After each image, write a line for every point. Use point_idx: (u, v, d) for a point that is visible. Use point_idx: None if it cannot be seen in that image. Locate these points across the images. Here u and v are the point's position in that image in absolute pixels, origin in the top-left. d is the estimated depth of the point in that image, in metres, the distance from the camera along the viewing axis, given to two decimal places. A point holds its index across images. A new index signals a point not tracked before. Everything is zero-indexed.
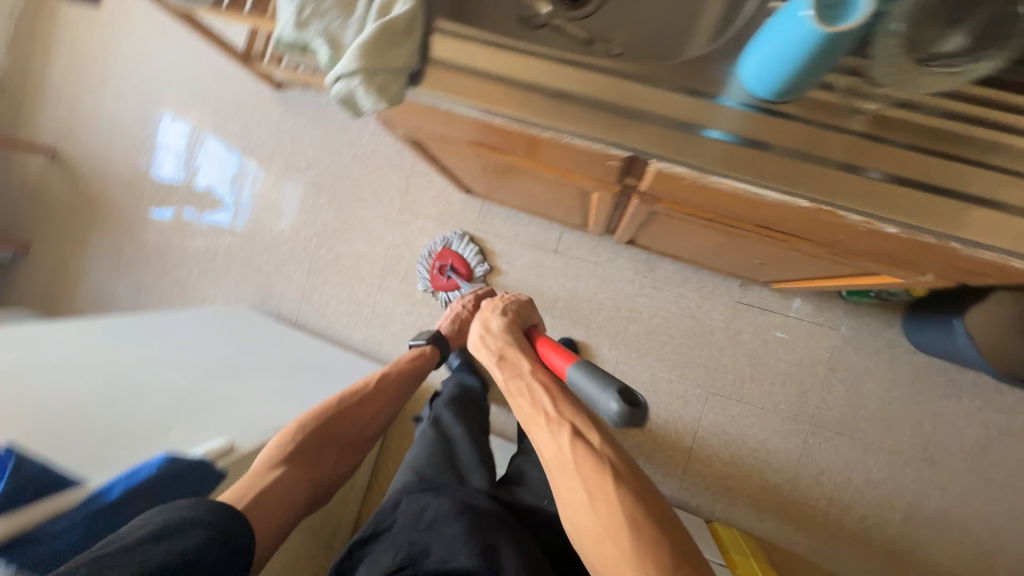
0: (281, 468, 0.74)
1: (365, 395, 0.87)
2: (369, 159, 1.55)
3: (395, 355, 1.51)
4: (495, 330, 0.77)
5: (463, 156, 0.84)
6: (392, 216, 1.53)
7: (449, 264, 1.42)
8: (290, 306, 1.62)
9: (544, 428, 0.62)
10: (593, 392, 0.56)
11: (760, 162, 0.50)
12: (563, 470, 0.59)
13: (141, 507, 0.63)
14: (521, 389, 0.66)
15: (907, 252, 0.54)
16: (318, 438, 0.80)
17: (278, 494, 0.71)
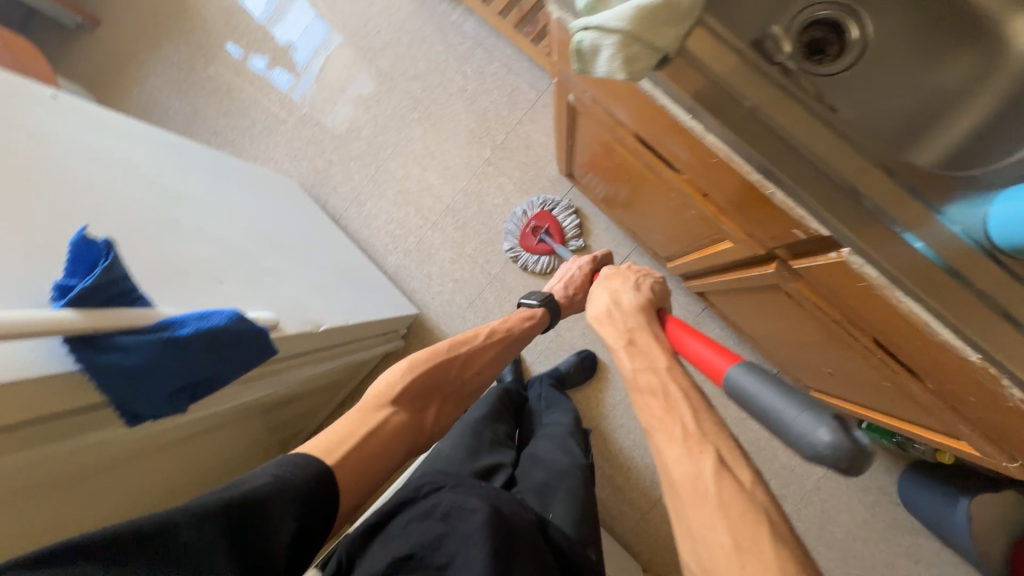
0: (388, 410, 0.71)
1: (473, 349, 0.83)
2: (478, 96, 1.49)
3: (421, 294, 1.48)
4: (627, 309, 0.73)
5: (611, 147, 0.81)
6: (476, 162, 1.48)
7: (545, 227, 1.36)
8: (338, 202, 1.56)
9: (677, 443, 0.51)
10: (787, 409, 0.49)
11: (949, 301, 0.49)
12: (694, 496, 0.47)
13: (201, 359, 0.54)
14: (658, 387, 0.57)
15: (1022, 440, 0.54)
16: (425, 382, 0.76)
17: (382, 440, 0.68)
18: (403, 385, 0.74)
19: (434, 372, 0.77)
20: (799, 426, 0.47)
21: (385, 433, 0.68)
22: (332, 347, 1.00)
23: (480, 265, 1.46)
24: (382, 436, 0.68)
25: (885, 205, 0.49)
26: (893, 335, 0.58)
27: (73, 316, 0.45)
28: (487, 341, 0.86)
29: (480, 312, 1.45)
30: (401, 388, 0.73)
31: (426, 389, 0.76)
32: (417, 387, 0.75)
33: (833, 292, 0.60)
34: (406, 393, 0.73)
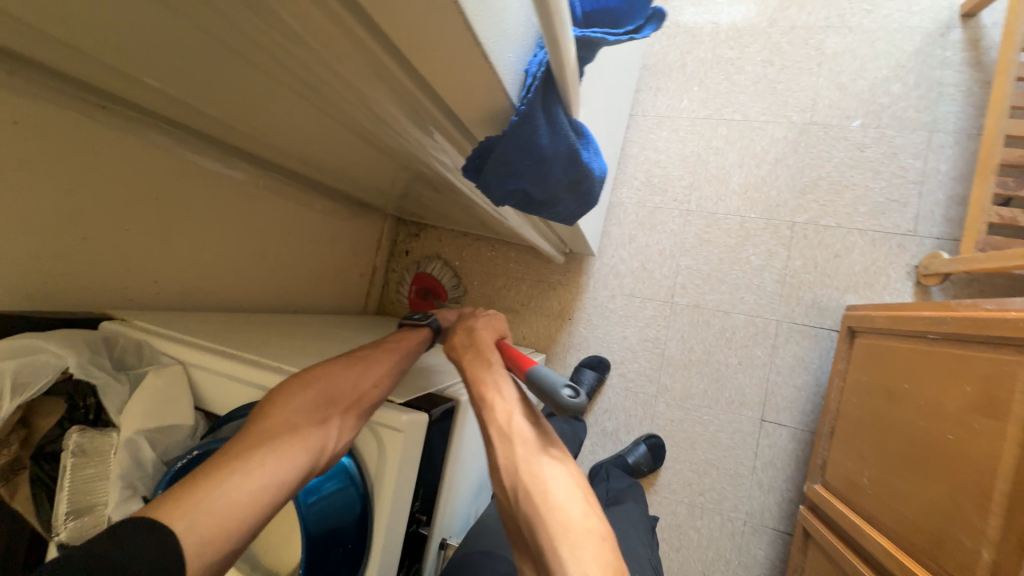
0: (257, 439, 0.46)
1: (366, 363, 0.57)
2: (861, 167, 1.19)
3: (609, 242, 1.35)
4: (473, 334, 0.67)
5: (1002, 413, 0.61)
6: (783, 213, 1.23)
7: (425, 286, 1.44)
8: (645, 101, 1.35)
9: (519, 425, 0.56)
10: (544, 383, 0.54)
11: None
12: (530, 481, 0.52)
13: (555, 191, 0.44)
14: (501, 395, 0.59)
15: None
16: (313, 394, 0.51)
17: (258, 474, 0.44)
18: (280, 407, 0.49)
19: (326, 383, 0.53)
20: (550, 395, 0.53)
21: (270, 454, 0.46)
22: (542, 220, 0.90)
23: (674, 281, 1.30)
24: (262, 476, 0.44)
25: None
26: None
27: (571, 60, 0.35)
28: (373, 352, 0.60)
29: (628, 309, 1.32)
30: (289, 411, 0.49)
31: (319, 403, 0.51)
32: (308, 405, 0.50)
33: None
34: (292, 414, 0.49)
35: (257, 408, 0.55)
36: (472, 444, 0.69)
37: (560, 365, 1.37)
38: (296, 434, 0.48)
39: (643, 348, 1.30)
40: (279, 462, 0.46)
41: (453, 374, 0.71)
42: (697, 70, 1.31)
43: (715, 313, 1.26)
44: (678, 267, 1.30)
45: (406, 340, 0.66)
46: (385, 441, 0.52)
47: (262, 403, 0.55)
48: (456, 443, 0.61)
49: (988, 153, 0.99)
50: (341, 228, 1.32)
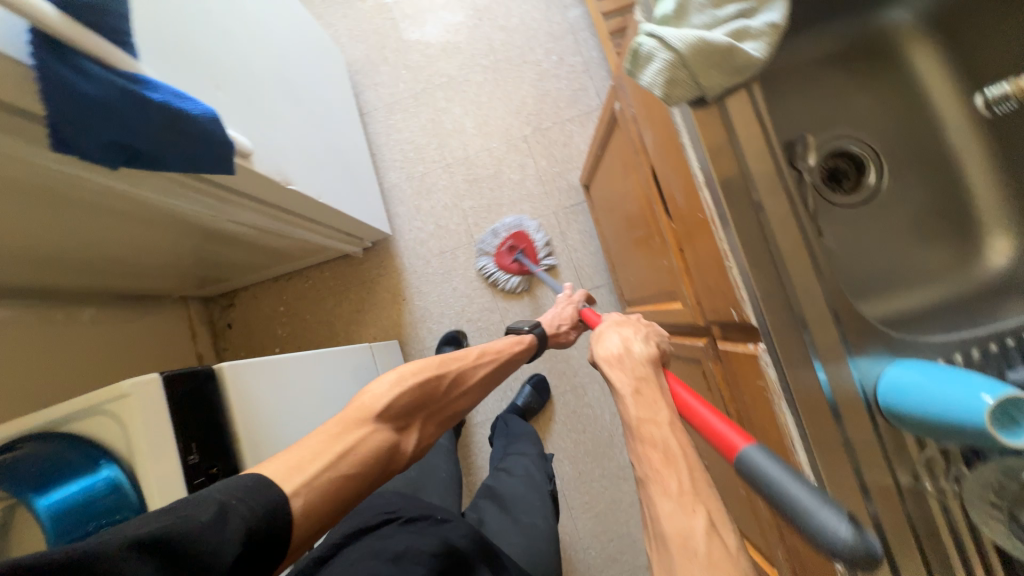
0: (367, 428, 0.64)
1: (467, 373, 0.80)
2: (547, 77, 1.49)
3: (402, 220, 1.47)
4: (636, 355, 0.63)
5: (630, 170, 0.83)
6: (515, 133, 1.48)
7: (520, 247, 1.39)
8: (372, 98, 1.52)
9: (670, 497, 0.46)
10: (808, 498, 0.38)
11: (824, 449, 0.52)
12: (683, 554, 0.42)
13: (155, 134, 0.52)
14: (657, 438, 0.51)
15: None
16: (417, 393, 0.71)
17: (360, 455, 0.62)
18: (390, 399, 0.68)
19: (423, 392, 0.72)
20: (817, 526, 0.37)
21: (367, 448, 0.63)
22: (286, 213, 0.98)
23: (468, 224, 1.46)
24: (365, 453, 0.62)
25: (824, 347, 0.52)
26: (771, 455, 0.60)
27: (56, 16, 0.43)
28: (476, 361, 0.83)
29: (445, 265, 1.45)
30: (390, 406, 0.67)
31: (410, 410, 0.70)
32: (406, 409, 0.69)
33: (739, 388, 0.64)
34: (389, 412, 0.67)
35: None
36: (279, 415, 0.72)
37: (417, 343, 1.44)
38: (386, 432, 0.66)
39: (474, 290, 1.44)
40: (369, 454, 0.63)
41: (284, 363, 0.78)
42: (398, 58, 1.53)
43: (510, 231, 1.45)
44: (465, 211, 1.46)
45: (502, 343, 0.90)
46: (123, 418, 0.52)
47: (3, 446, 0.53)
48: (239, 414, 0.64)
49: (601, 28, 1.32)
50: (135, 330, 1.24)
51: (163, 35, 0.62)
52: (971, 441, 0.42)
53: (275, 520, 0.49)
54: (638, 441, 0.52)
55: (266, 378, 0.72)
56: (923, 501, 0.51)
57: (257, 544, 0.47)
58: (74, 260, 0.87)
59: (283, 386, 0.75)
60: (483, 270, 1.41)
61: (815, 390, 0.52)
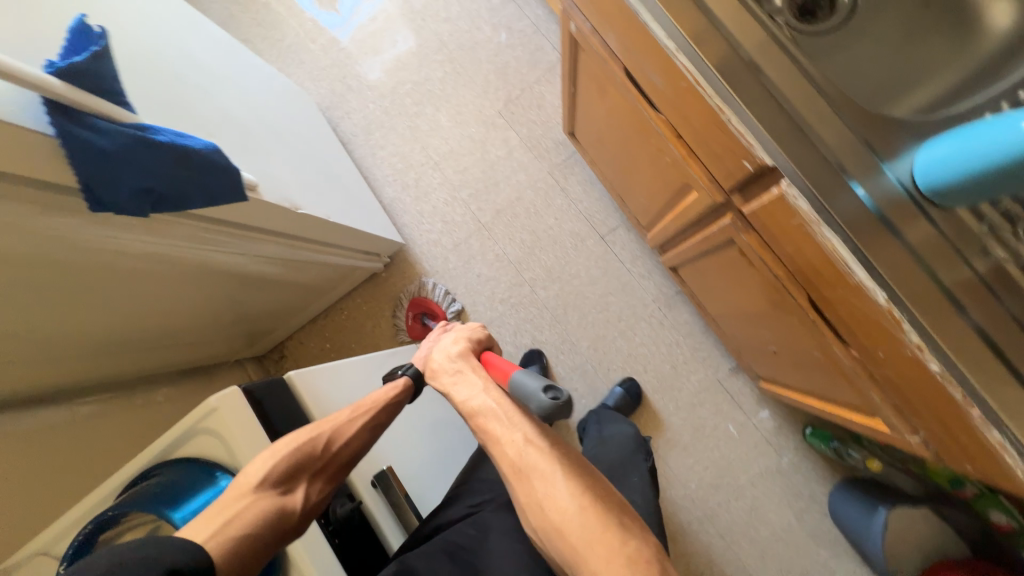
0: (246, 496, 0.54)
1: (343, 428, 0.65)
2: (503, 50, 1.51)
3: (410, 228, 1.51)
4: (450, 356, 0.73)
5: (606, 87, 0.84)
6: (489, 112, 1.51)
7: (423, 312, 1.44)
8: (348, 127, 1.58)
9: (504, 434, 0.62)
10: (525, 385, 0.58)
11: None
12: (517, 473, 0.60)
13: (170, 171, 0.57)
14: (477, 405, 0.65)
15: (937, 420, 0.56)
16: (294, 458, 0.58)
17: (243, 527, 0.51)
18: (263, 469, 0.56)
19: (295, 453, 0.58)
20: (530, 399, 0.57)
21: (247, 517, 0.52)
22: (303, 241, 1.04)
23: (472, 211, 1.49)
24: (247, 522, 0.52)
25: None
26: (829, 294, 0.59)
27: (58, 85, 0.48)
28: (355, 414, 0.67)
29: (463, 257, 1.48)
30: (265, 473, 0.56)
31: (286, 474, 0.57)
32: (279, 474, 0.56)
33: (779, 244, 0.63)
34: (267, 479, 0.55)
35: (135, 482, 0.57)
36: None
37: None
38: (266, 498, 0.54)
39: (497, 271, 1.46)
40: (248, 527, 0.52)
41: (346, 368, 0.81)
42: (361, 82, 1.59)
43: (514, 205, 1.47)
44: (465, 201, 1.49)
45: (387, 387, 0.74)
46: (222, 431, 0.57)
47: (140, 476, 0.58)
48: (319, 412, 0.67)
49: None
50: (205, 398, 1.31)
51: (153, 99, 0.68)
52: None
53: (202, 565, 0.46)
54: (471, 418, 0.66)
55: (333, 379, 0.75)
56: None
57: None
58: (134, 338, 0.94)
59: (351, 386, 0.78)
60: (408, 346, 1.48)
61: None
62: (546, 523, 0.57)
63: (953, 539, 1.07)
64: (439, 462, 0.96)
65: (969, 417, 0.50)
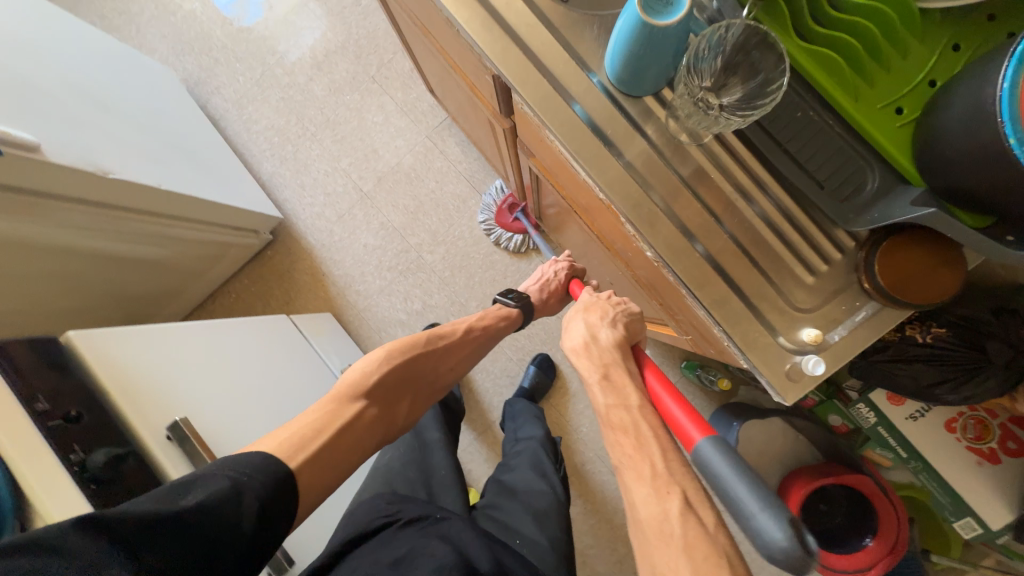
0: (359, 404, 0.64)
1: (448, 347, 0.77)
2: (372, 14, 1.48)
3: (292, 202, 1.47)
4: (606, 343, 0.63)
5: (408, 25, 0.83)
6: (362, 78, 1.47)
7: (521, 203, 1.34)
8: (219, 103, 1.51)
9: (645, 483, 0.44)
10: (741, 495, 0.39)
11: (586, 153, 0.50)
12: (660, 536, 0.41)
13: None
14: (622, 423, 0.51)
15: (681, 310, 0.58)
16: (400, 372, 0.70)
17: (349, 436, 0.61)
18: (378, 371, 0.67)
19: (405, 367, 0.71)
20: (750, 524, 0.37)
21: (352, 431, 0.62)
22: (122, 209, 0.99)
23: (353, 180, 1.46)
24: (357, 432, 0.62)
25: (551, 63, 0.52)
26: (586, 203, 0.62)
27: None
28: (464, 336, 0.80)
29: (348, 227, 1.46)
30: (379, 373, 0.67)
31: (396, 386, 0.69)
32: (387, 384, 0.68)
33: (546, 161, 0.64)
34: (380, 388, 0.67)
35: None
36: (162, 375, 0.71)
37: (351, 309, 1.44)
38: (370, 419, 0.65)
39: (384, 239, 1.44)
40: (353, 438, 0.62)
41: (168, 329, 0.80)
42: (228, 56, 1.52)
43: (394, 171, 1.45)
44: (346, 170, 1.47)
45: (488, 316, 0.86)
46: None
47: None
48: (102, 371, 0.64)
49: None
50: None
51: None
52: (675, 56, 0.45)
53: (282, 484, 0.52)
54: (609, 432, 0.51)
55: (145, 337, 0.74)
56: (698, 164, 0.50)
57: (275, 517, 0.50)
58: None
59: (162, 351, 0.75)
60: (492, 236, 1.38)
61: (557, 103, 0.51)
62: None
63: (806, 447, 1.14)
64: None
65: (686, 297, 0.50)
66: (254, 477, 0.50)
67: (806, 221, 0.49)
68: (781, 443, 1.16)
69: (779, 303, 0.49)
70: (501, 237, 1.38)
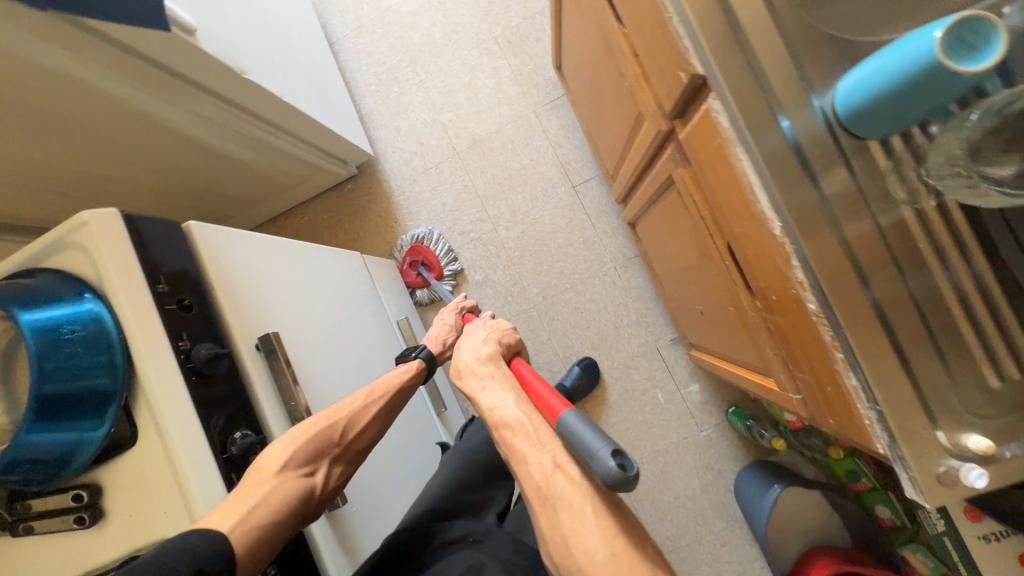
0: (273, 479, 0.56)
1: (355, 408, 0.68)
2: None
3: (384, 142, 1.47)
4: (479, 359, 0.67)
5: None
6: (485, 36, 1.43)
7: (421, 260, 1.39)
8: (339, 26, 1.50)
9: (531, 445, 0.51)
10: (586, 435, 0.46)
11: (780, 178, 0.47)
12: (542, 501, 0.48)
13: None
14: (507, 418, 0.55)
15: (813, 370, 0.55)
16: (315, 446, 0.61)
17: (264, 515, 0.54)
18: (285, 455, 0.58)
19: (316, 436, 0.61)
20: (589, 458, 0.44)
21: (267, 503, 0.54)
22: (240, 107, 0.98)
23: (449, 136, 1.44)
24: (269, 509, 0.54)
25: (776, 76, 0.47)
26: (740, 232, 0.58)
27: None
28: (369, 398, 0.71)
29: (431, 181, 1.44)
30: (281, 459, 0.58)
31: (309, 456, 0.60)
32: (300, 459, 0.59)
33: (704, 175, 0.61)
34: (289, 463, 0.58)
35: (23, 272, 0.56)
36: (265, 285, 0.73)
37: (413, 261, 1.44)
38: (291, 482, 0.58)
39: (462, 202, 1.43)
40: (266, 515, 0.54)
41: (269, 240, 0.81)
42: None
43: (491, 137, 1.42)
44: (444, 125, 1.45)
45: (391, 371, 0.78)
46: (91, 246, 0.55)
47: (28, 268, 0.56)
48: (218, 267, 0.65)
49: None
50: None
51: None
52: (937, 104, 0.40)
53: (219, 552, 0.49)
54: (497, 429, 0.56)
55: (253, 243, 0.75)
56: (905, 226, 0.46)
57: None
58: (71, 173, 0.90)
59: (266, 260, 0.76)
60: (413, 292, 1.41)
61: (765, 116, 0.47)
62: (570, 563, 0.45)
63: (838, 528, 1.10)
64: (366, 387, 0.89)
65: (836, 361, 0.48)
66: (195, 533, 0.49)
67: (1006, 311, 0.45)
68: (812, 517, 1.12)
69: (949, 389, 0.45)
70: (420, 297, 1.40)
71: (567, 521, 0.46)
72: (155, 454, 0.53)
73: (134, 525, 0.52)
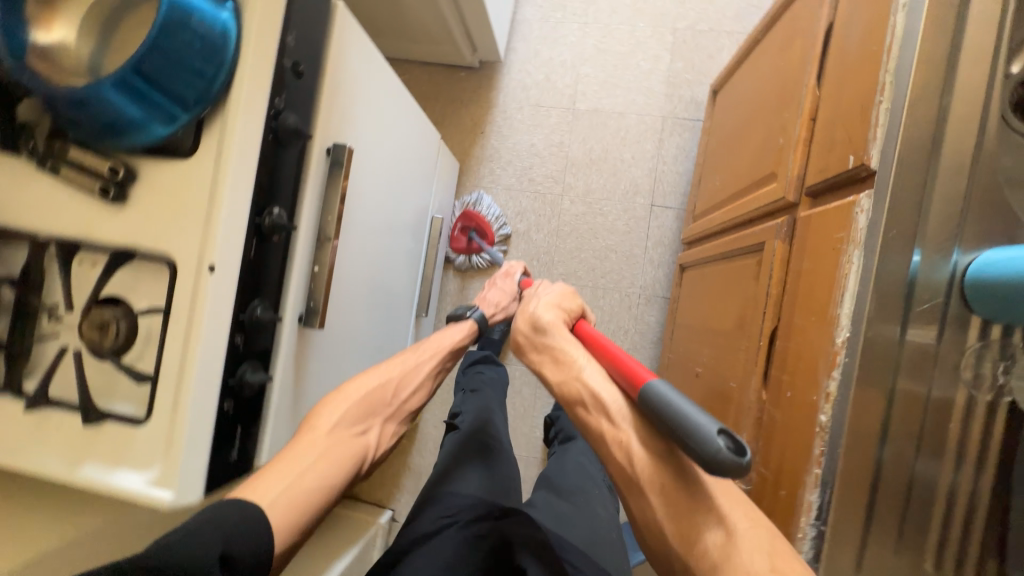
0: (332, 427, 0.60)
1: (405, 373, 0.72)
2: None
3: (516, 57, 1.42)
4: (544, 318, 0.65)
5: (795, 38, 0.76)
6: (666, 21, 1.38)
7: (472, 226, 1.35)
8: None
9: (608, 440, 0.52)
10: (687, 412, 0.42)
11: (879, 298, 0.48)
12: (625, 484, 0.50)
13: None
14: (584, 395, 0.55)
15: (777, 469, 0.57)
16: (366, 407, 0.65)
17: (326, 462, 0.57)
18: (337, 413, 0.61)
19: (368, 401, 0.65)
20: (691, 438, 0.40)
21: (330, 453, 0.58)
22: None
23: (575, 89, 1.40)
24: (334, 458, 0.58)
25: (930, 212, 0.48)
26: (797, 323, 0.59)
27: None
28: (419, 360, 0.75)
29: (535, 119, 1.41)
30: (333, 414, 0.61)
31: (361, 412, 0.64)
32: (354, 415, 0.63)
33: (800, 257, 0.61)
34: (341, 422, 0.61)
35: None
36: (359, 103, 0.72)
37: (474, 177, 1.43)
38: (347, 439, 0.61)
39: (549, 155, 1.40)
40: (330, 465, 0.57)
41: (383, 68, 0.79)
42: None
43: (611, 115, 1.39)
44: (578, 76, 1.40)
45: (448, 342, 0.82)
46: None
47: None
48: (336, 57, 0.63)
49: None
50: None
51: None
52: None
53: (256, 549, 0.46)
54: (571, 405, 0.57)
55: (371, 59, 0.73)
56: (942, 400, 0.48)
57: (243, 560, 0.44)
58: None
59: (372, 83, 0.75)
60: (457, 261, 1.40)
61: (899, 239, 0.48)
62: (672, 548, 0.46)
63: None
64: (381, 250, 0.90)
65: (808, 473, 0.50)
66: (238, 514, 0.47)
67: (976, 526, 0.48)
68: None
69: (881, 543, 0.48)
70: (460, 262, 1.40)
71: (666, 514, 0.47)
72: (203, 177, 0.52)
73: (148, 227, 0.53)
